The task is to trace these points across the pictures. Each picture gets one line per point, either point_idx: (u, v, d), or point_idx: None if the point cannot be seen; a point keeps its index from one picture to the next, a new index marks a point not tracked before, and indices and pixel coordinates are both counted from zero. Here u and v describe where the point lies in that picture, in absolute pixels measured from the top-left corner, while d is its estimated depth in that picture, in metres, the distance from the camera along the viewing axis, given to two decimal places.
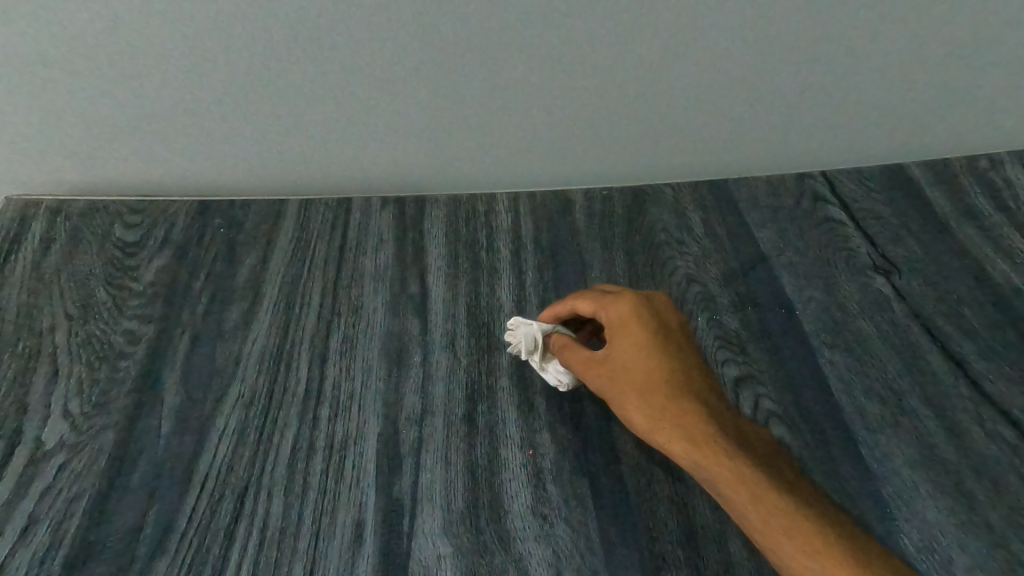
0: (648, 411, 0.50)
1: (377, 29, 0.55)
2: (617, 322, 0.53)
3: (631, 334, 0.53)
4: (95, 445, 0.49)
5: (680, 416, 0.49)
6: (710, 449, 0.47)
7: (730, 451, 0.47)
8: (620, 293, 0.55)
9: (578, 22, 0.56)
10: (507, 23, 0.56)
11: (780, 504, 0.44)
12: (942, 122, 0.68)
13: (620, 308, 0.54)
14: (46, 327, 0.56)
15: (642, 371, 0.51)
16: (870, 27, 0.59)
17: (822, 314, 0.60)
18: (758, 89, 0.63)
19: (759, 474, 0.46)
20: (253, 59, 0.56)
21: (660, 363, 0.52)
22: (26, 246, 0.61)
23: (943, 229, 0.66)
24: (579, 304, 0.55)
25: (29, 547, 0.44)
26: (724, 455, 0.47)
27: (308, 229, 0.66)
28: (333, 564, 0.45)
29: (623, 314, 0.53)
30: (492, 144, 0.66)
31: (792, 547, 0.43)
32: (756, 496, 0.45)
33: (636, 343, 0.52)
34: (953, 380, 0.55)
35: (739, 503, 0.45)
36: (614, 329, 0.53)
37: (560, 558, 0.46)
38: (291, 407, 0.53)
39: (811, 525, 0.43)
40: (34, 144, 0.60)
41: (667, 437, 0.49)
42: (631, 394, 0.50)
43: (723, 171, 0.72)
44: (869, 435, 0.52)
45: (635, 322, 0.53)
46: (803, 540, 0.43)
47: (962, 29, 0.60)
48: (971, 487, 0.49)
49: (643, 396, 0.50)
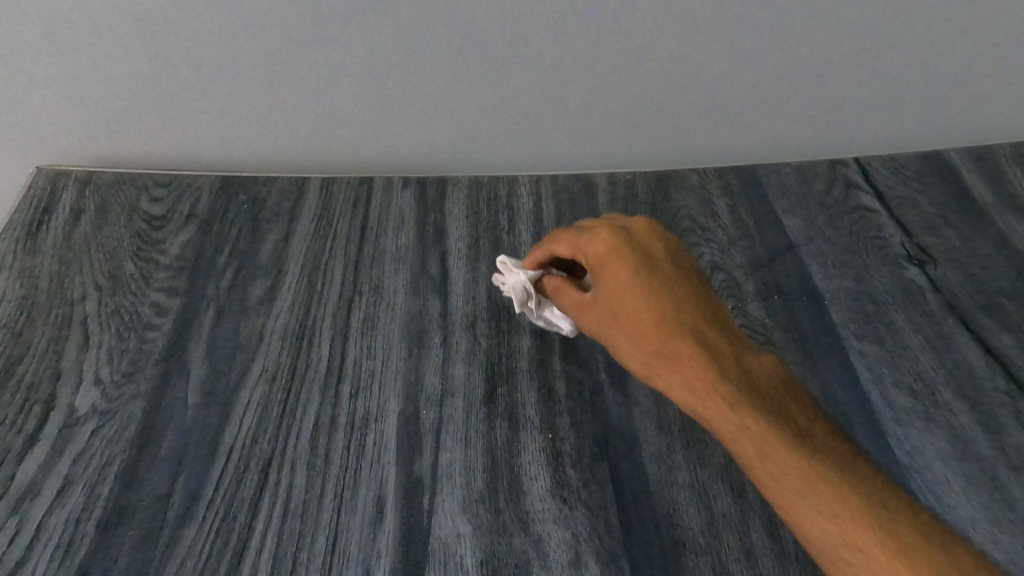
0: (643, 359, 0.48)
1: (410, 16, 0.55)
2: (598, 264, 0.51)
3: (612, 278, 0.50)
4: (126, 413, 0.50)
5: (675, 363, 0.47)
6: (712, 400, 0.45)
7: (733, 401, 0.45)
8: (598, 228, 0.52)
9: (610, 10, 0.56)
10: (538, 11, 0.56)
11: (789, 458, 0.42)
12: (983, 107, 0.66)
13: (597, 249, 0.51)
14: (77, 296, 0.57)
15: (632, 317, 0.49)
16: (907, 16, 0.58)
17: (852, 304, 0.59)
18: (792, 63, 0.61)
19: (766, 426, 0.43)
20: (285, 42, 0.56)
21: (650, 307, 0.48)
22: (56, 215, 0.62)
23: (984, 219, 0.64)
24: (555, 246, 0.53)
25: (64, 508, 0.45)
26: (726, 406, 0.45)
27: (331, 208, 0.66)
28: (356, 538, 0.46)
29: (601, 255, 0.51)
30: (514, 121, 0.65)
31: (810, 511, 0.40)
32: (753, 440, 0.43)
33: (618, 281, 0.49)
34: (990, 374, 0.54)
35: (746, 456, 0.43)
36: (598, 277, 0.51)
37: (579, 539, 0.46)
38: (313, 383, 0.53)
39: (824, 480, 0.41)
40: (63, 116, 0.60)
41: (664, 381, 0.47)
42: (623, 341, 0.49)
43: (751, 155, 0.70)
44: (898, 428, 0.51)
45: (617, 264, 0.50)
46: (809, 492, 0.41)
47: (1005, 16, 0.58)
48: (1006, 482, 0.48)
49: (636, 343, 0.48)
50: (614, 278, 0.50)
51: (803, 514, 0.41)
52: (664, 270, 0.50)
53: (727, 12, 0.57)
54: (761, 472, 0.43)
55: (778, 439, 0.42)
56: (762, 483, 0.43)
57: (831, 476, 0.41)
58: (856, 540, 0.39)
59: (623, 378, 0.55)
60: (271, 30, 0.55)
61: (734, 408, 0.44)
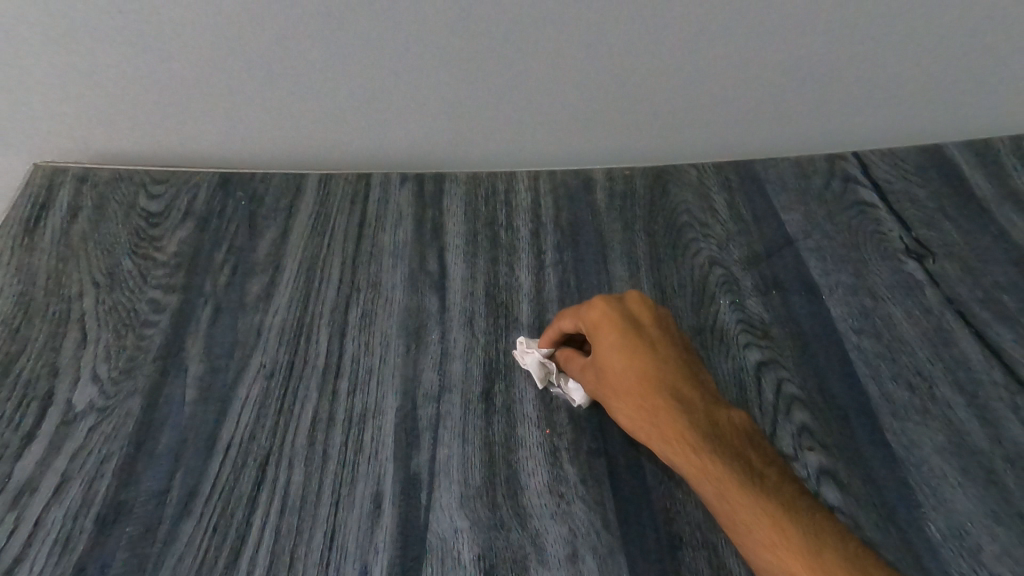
0: (627, 412, 0.49)
1: (406, 17, 0.55)
2: (591, 325, 0.52)
3: (603, 337, 0.51)
4: (123, 409, 0.50)
5: (655, 417, 0.48)
6: (685, 449, 0.46)
7: (705, 452, 0.45)
8: (595, 297, 0.53)
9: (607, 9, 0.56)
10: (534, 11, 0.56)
11: (747, 500, 0.43)
12: (983, 102, 0.65)
13: (592, 312, 0.52)
14: (75, 293, 0.57)
15: (618, 374, 0.49)
16: (905, 13, 0.57)
17: (850, 299, 0.59)
18: (791, 56, 0.60)
19: (731, 473, 0.44)
20: (282, 42, 0.56)
21: (635, 365, 0.49)
22: (54, 212, 0.62)
23: (983, 213, 0.63)
24: (560, 321, 0.53)
25: (63, 504, 0.45)
26: (698, 455, 0.45)
27: (328, 204, 0.66)
28: (353, 533, 0.46)
29: (594, 318, 0.52)
30: (511, 116, 0.65)
31: (761, 547, 0.42)
32: (730, 500, 0.43)
33: (610, 344, 0.50)
34: (988, 368, 0.53)
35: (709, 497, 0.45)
36: (591, 337, 0.52)
37: (576, 534, 0.46)
38: (311, 378, 0.54)
39: (776, 522, 0.42)
40: (60, 114, 0.60)
41: (645, 433, 0.48)
42: (611, 395, 0.50)
43: (750, 148, 0.70)
44: (896, 422, 0.51)
45: (608, 325, 0.51)
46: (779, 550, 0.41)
47: (1005, 12, 0.58)
48: (1003, 476, 0.48)
49: (621, 399, 0.49)
50: (605, 338, 0.51)
51: (754, 547, 0.42)
52: (655, 335, 0.51)
53: (722, 10, 0.57)
54: (730, 522, 0.44)
55: (740, 486, 0.43)
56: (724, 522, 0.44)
57: (784, 516, 0.42)
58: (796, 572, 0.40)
59: None
60: (267, 31, 0.55)
61: (704, 457, 0.45)
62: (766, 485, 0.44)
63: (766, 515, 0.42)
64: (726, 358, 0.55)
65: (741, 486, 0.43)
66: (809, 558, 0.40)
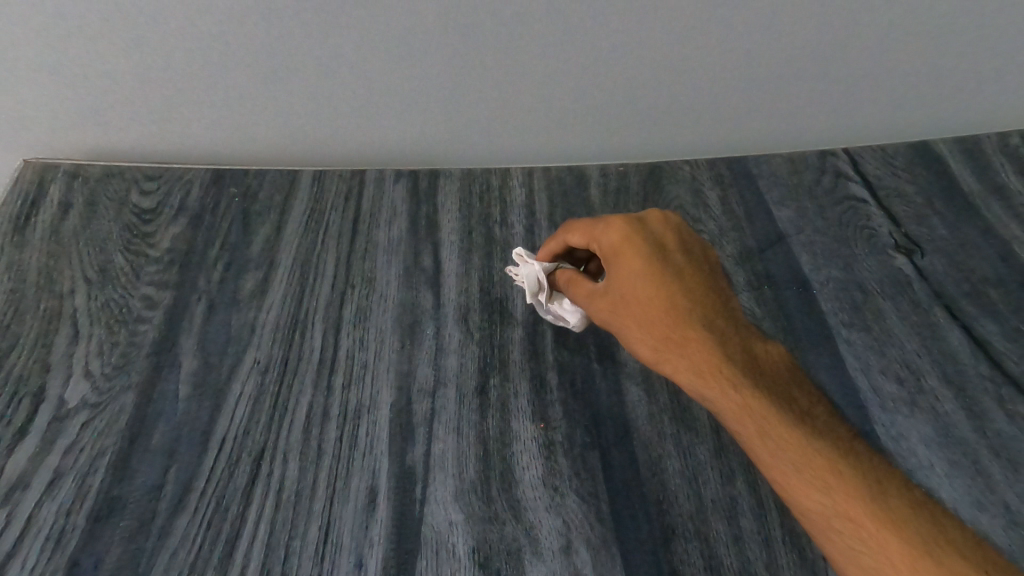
0: (652, 345, 0.49)
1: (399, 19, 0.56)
2: (611, 251, 0.52)
3: (624, 263, 0.51)
4: (117, 405, 0.50)
5: (684, 349, 0.48)
6: (717, 381, 0.46)
7: (739, 384, 0.46)
8: (612, 217, 0.54)
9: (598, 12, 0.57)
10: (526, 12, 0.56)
11: (790, 437, 0.43)
12: (971, 100, 0.66)
13: (612, 234, 0.52)
14: (67, 289, 0.57)
15: (642, 301, 0.49)
16: (891, 15, 0.58)
17: (841, 293, 0.60)
18: (780, 55, 0.61)
19: (768, 408, 0.44)
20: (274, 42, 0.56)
21: (661, 294, 0.49)
22: (45, 208, 0.62)
23: (971, 208, 0.64)
24: (568, 236, 0.55)
25: (56, 499, 0.45)
26: (732, 388, 0.46)
27: (322, 200, 0.66)
28: (348, 527, 0.46)
29: (614, 242, 0.52)
30: (505, 112, 0.65)
31: (807, 488, 0.41)
32: (771, 435, 0.43)
33: (634, 272, 0.50)
34: (975, 361, 0.54)
35: (746, 436, 0.44)
36: (611, 264, 0.52)
37: (570, 527, 0.46)
38: (305, 374, 0.54)
39: (824, 460, 0.41)
40: (50, 110, 0.60)
41: (671, 366, 0.48)
42: (633, 327, 0.50)
43: (743, 143, 0.70)
44: (884, 415, 0.51)
45: (629, 249, 0.51)
46: (822, 483, 0.41)
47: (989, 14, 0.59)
48: (989, 466, 0.49)
49: (645, 330, 0.49)
50: (627, 265, 0.51)
51: (799, 489, 0.41)
52: (674, 257, 0.52)
53: (714, 11, 0.57)
54: (771, 461, 0.43)
55: (779, 421, 0.44)
56: (762, 461, 0.43)
57: (831, 454, 0.41)
58: (849, 514, 0.39)
59: (615, 368, 0.55)
60: (260, 32, 0.56)
61: (740, 392, 0.45)
62: (806, 420, 0.44)
63: (812, 453, 0.42)
64: None
65: (780, 422, 0.43)
66: (863, 499, 0.39)
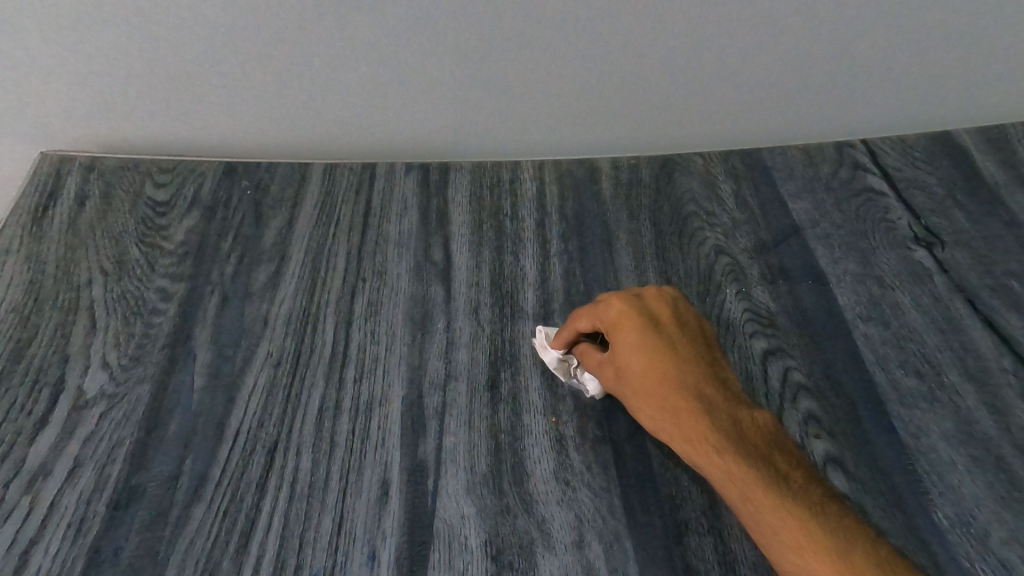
0: (649, 414, 0.48)
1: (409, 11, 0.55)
2: (611, 324, 0.51)
3: (622, 337, 0.50)
4: (134, 396, 0.51)
5: (678, 418, 0.47)
6: (706, 449, 0.46)
7: (728, 453, 0.45)
8: (610, 294, 0.53)
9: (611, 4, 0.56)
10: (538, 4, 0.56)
11: (771, 501, 0.42)
12: (993, 88, 0.65)
13: (610, 309, 0.51)
14: (84, 280, 0.57)
15: (638, 374, 0.49)
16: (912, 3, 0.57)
17: (858, 287, 0.58)
18: (796, 46, 0.60)
19: (754, 473, 0.44)
20: (286, 35, 0.56)
21: (656, 365, 0.49)
22: (62, 202, 0.62)
23: (994, 200, 0.63)
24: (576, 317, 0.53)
25: (76, 488, 0.46)
26: (721, 456, 0.45)
27: (333, 194, 0.66)
28: (361, 518, 0.46)
29: (613, 316, 0.51)
30: (516, 106, 0.64)
31: (786, 550, 0.41)
32: (755, 502, 0.43)
33: (631, 345, 0.50)
34: (997, 356, 0.53)
35: (733, 500, 0.44)
36: (611, 337, 0.51)
37: (582, 521, 0.46)
38: (317, 366, 0.54)
39: (801, 522, 0.41)
40: (65, 103, 0.60)
41: (667, 436, 0.48)
42: (631, 397, 0.49)
43: (757, 136, 0.69)
44: (903, 410, 0.51)
45: (627, 322, 0.50)
46: (798, 544, 0.41)
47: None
48: (1010, 461, 0.48)
49: (643, 399, 0.49)
50: (624, 339, 0.50)
51: (781, 549, 0.42)
52: (672, 330, 0.51)
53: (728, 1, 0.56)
54: (756, 525, 0.43)
55: (763, 487, 0.43)
56: (748, 524, 0.43)
57: (808, 518, 0.42)
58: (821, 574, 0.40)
59: None
60: (271, 24, 0.55)
61: (726, 458, 0.45)
62: (790, 485, 0.43)
63: (791, 518, 0.42)
64: (733, 347, 0.54)
65: (764, 488, 0.43)
66: (837, 558, 0.40)
